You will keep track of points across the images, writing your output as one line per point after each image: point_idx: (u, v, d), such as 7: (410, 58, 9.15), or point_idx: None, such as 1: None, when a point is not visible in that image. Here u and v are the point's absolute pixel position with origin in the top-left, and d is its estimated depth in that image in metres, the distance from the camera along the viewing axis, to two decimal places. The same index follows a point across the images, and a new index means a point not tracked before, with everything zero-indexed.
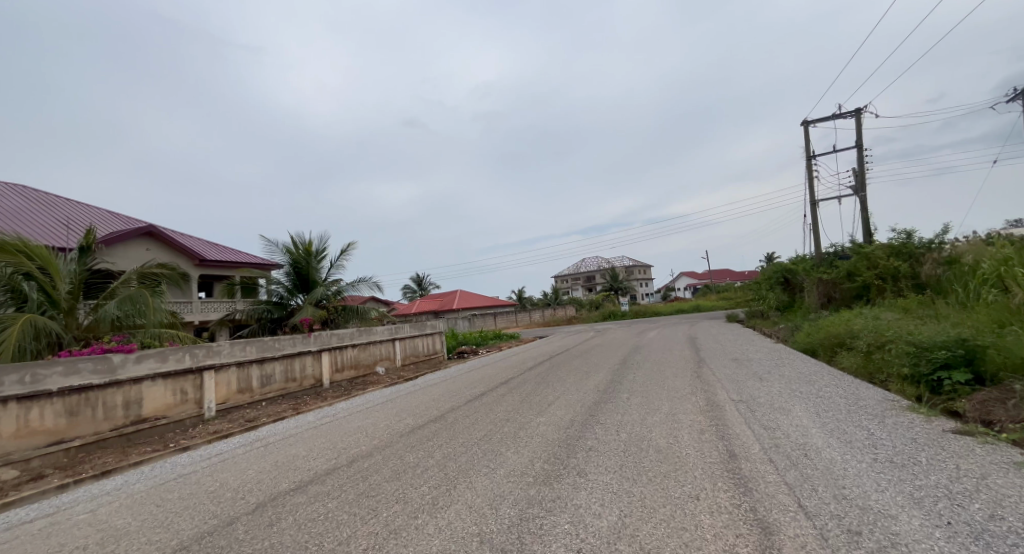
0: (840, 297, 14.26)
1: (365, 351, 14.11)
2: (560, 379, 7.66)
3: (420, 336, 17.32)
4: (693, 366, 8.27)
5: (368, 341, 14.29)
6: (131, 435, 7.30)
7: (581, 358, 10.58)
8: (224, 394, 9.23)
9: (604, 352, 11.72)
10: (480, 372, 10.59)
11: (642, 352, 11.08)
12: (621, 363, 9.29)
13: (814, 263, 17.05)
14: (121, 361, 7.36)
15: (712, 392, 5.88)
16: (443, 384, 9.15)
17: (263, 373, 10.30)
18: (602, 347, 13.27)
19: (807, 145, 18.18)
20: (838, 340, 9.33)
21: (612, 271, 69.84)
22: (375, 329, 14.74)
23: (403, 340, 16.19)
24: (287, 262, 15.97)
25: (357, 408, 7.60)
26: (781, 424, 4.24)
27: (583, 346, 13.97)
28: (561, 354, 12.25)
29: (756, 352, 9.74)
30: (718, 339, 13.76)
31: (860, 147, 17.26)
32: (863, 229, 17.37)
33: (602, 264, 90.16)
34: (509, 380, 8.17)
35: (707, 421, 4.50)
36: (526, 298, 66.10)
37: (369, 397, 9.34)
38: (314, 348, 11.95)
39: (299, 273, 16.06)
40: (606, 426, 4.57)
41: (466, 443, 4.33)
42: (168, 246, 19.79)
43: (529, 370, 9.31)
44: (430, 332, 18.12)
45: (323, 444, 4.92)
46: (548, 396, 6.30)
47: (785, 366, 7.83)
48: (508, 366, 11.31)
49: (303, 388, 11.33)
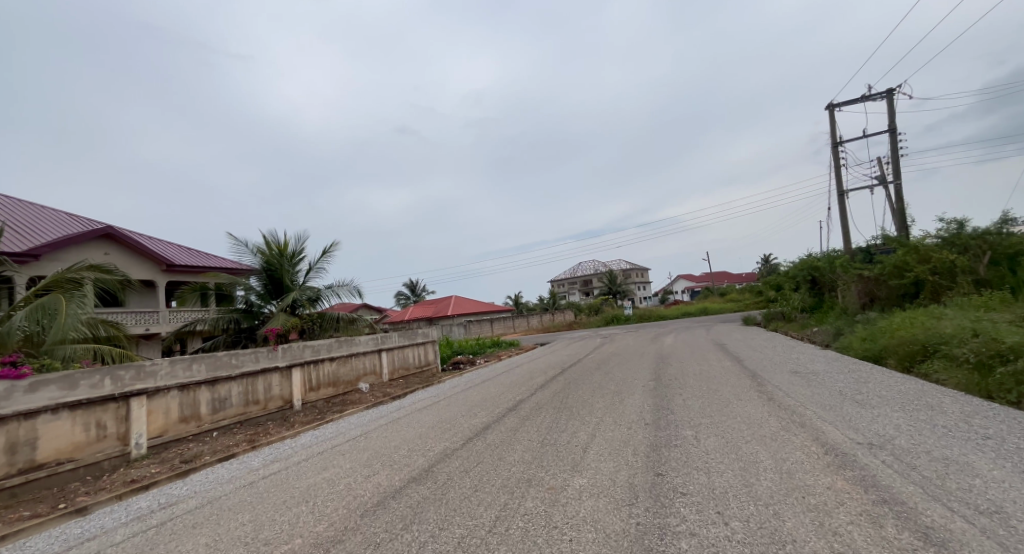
0: (885, 297, 12.70)
1: (346, 365, 12.29)
2: (586, 405, 5.90)
3: (410, 347, 15.51)
4: (750, 383, 6.52)
5: (350, 354, 12.49)
6: (16, 490, 5.40)
7: (599, 373, 8.79)
8: (160, 425, 7.37)
9: (626, 363, 9.94)
10: (480, 390, 8.81)
11: (671, 363, 9.31)
12: (653, 378, 7.55)
13: (846, 259, 15.43)
14: (5, 391, 5.48)
15: (811, 428, 4.15)
16: (434, 409, 7.36)
17: (215, 397, 8.45)
18: (620, 357, 11.50)
19: (833, 131, 16.61)
20: (919, 347, 7.63)
21: (610, 275, 68.25)
22: (357, 339, 12.91)
23: (391, 351, 14.37)
24: (259, 265, 14.16)
25: (320, 447, 5.77)
26: (1001, 502, 2.50)
27: (596, 356, 12.23)
28: (574, 366, 10.48)
29: (816, 363, 8.01)
30: (751, 345, 12.05)
31: (893, 131, 15.68)
32: (898, 221, 15.78)
33: (599, 268, 88.67)
34: (517, 406, 6.40)
35: (862, 491, 2.74)
36: (523, 303, 64.31)
37: (342, 426, 7.53)
38: (282, 364, 10.12)
39: (272, 277, 14.25)
40: (695, 502, 2.80)
41: (468, 541, 2.56)
42: (131, 250, 17.95)
43: (540, 389, 7.55)
44: (421, 341, 16.30)
45: (240, 532, 3.11)
46: (579, 435, 4.53)
47: (872, 383, 6.10)
48: (514, 381, 9.50)
49: (267, 412, 9.50)
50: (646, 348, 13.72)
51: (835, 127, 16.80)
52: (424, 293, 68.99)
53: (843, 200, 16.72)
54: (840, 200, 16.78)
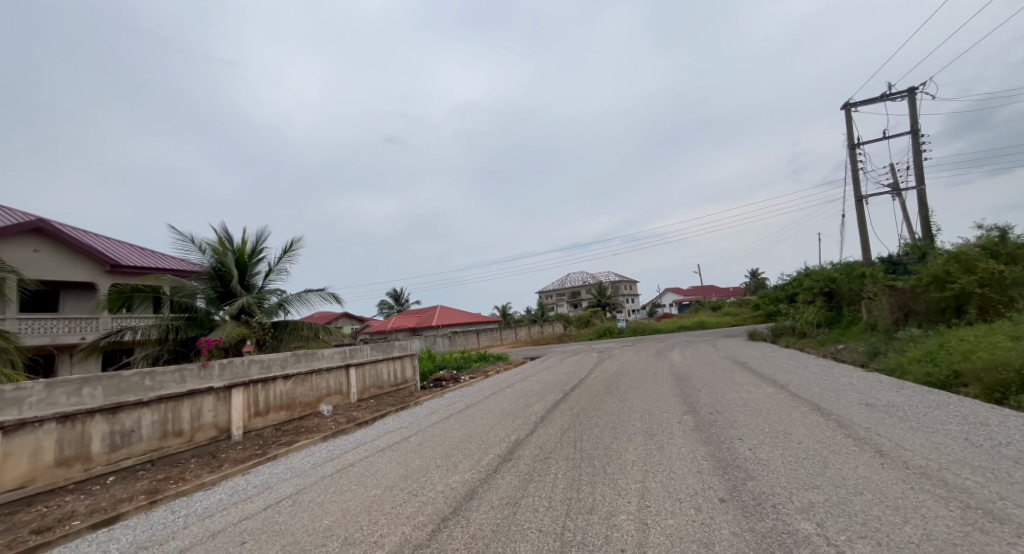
0: (922, 311, 11.28)
1: (304, 384, 10.36)
2: (612, 457, 4.14)
3: (384, 362, 13.61)
4: (826, 421, 4.85)
5: (310, 370, 10.56)
6: None
7: (612, 400, 7.05)
8: (24, 473, 5.35)
9: (643, 387, 8.23)
10: (462, 421, 6.99)
11: (697, 388, 7.64)
12: (687, 410, 5.84)
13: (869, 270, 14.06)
14: None
15: (1019, 523, 2.45)
16: (398, 452, 5.49)
17: (115, 429, 6.49)
18: (630, 378, 9.79)
19: (849, 132, 15.31)
20: (1015, 375, 6.05)
21: (599, 286, 67.07)
22: (319, 353, 10.99)
23: (361, 367, 12.45)
24: (210, 265, 12.26)
25: (219, 521, 3.87)
26: None
27: (600, 376, 10.51)
28: (576, 389, 8.73)
29: (884, 393, 6.39)
30: (777, 366, 10.50)
31: (916, 132, 14.40)
32: (922, 229, 14.48)
33: (588, 280, 87.54)
34: (510, 454, 4.59)
35: None
36: (510, 314, 62.47)
37: (275, 473, 5.60)
38: (219, 385, 8.19)
39: (225, 279, 12.36)
40: None
41: None
42: (69, 248, 15.82)
43: (541, 424, 5.80)
44: (397, 356, 14.37)
45: None
46: (621, 526, 2.77)
47: (998, 427, 4.45)
48: (506, 408, 7.71)
49: (192, 446, 7.54)
50: (657, 366, 12.05)
51: (851, 128, 15.55)
52: (408, 302, 66.79)
53: (860, 206, 15.41)
54: (856, 206, 15.46)
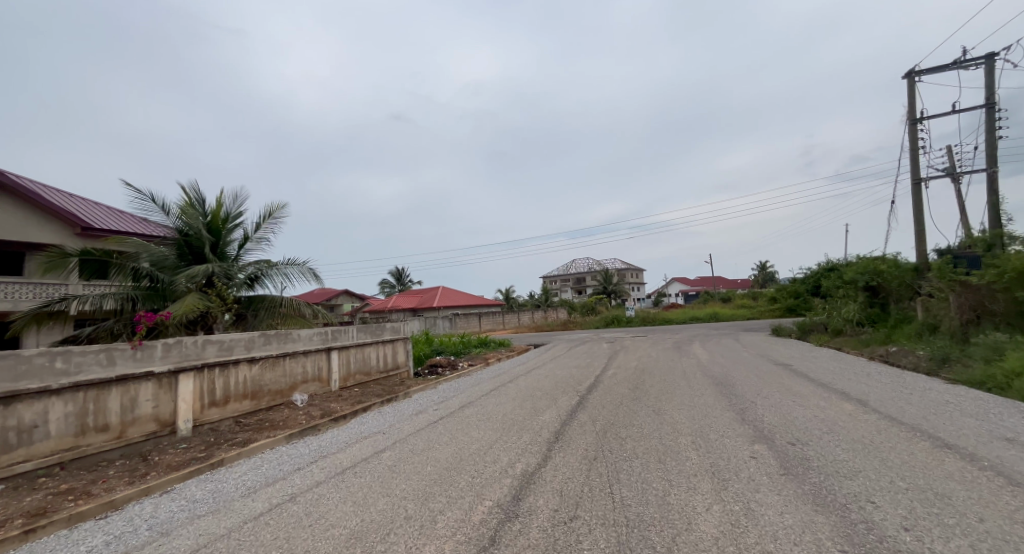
0: (999, 312, 9.74)
1: (275, 369, 8.91)
2: (681, 529, 2.61)
3: (374, 345, 12.18)
4: (983, 471, 3.30)
5: (283, 353, 9.11)
6: None
7: (645, 412, 5.55)
8: None
9: (677, 392, 6.76)
10: (452, 431, 5.49)
11: (748, 398, 6.12)
12: (756, 437, 4.31)
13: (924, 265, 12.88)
14: None
15: None
16: (360, 480, 3.98)
17: (9, 425, 5.01)
18: (656, 377, 8.31)
19: (911, 106, 13.78)
20: None
21: (607, 273, 65.44)
22: (295, 333, 9.52)
23: (345, 350, 11.00)
24: (175, 229, 10.69)
25: None
26: None
27: (620, 373, 9.03)
28: (594, 391, 7.26)
29: (1012, 418, 4.85)
30: (827, 370, 9.01)
31: (992, 106, 12.71)
32: (990, 220, 12.74)
33: (594, 266, 85.85)
34: (517, 506, 3.07)
35: None
36: (514, 298, 61.16)
37: (190, 502, 4.09)
38: (161, 369, 6.71)
39: (192, 245, 10.81)
40: None
41: None
42: (35, 205, 14.42)
43: (556, 448, 4.30)
44: (389, 339, 12.90)
45: None
46: None
47: None
48: (512, 411, 6.26)
49: (123, 444, 6.09)
50: (682, 363, 10.59)
51: (913, 99, 13.72)
52: (411, 282, 65.53)
53: (918, 190, 13.87)
54: (914, 189, 13.92)
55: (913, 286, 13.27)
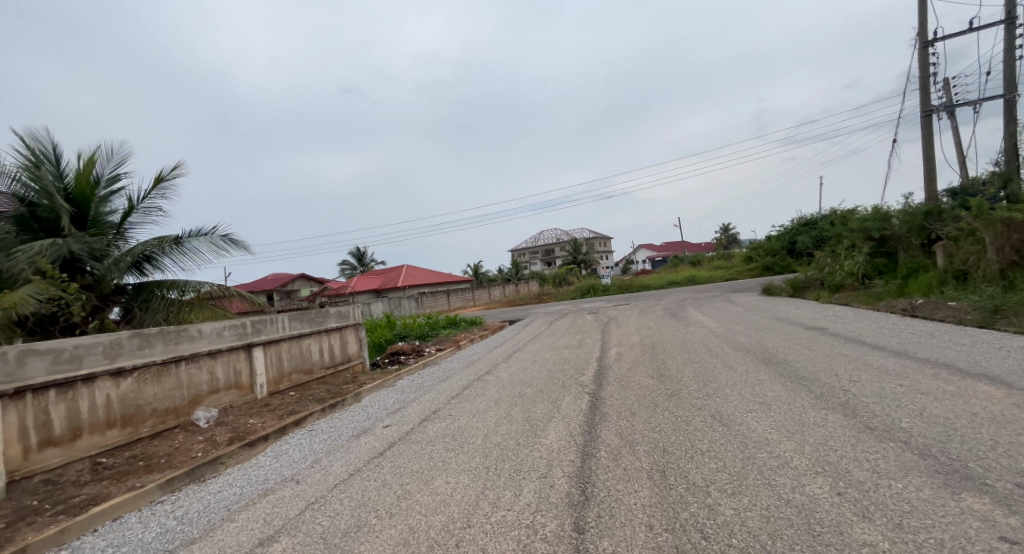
0: None
1: (163, 380, 6.39)
2: None
3: (315, 336, 9.76)
4: None
5: (174, 358, 6.60)
6: None
7: (713, 428, 3.46)
8: None
9: (728, 383, 4.74)
10: (405, 483, 3.27)
11: (840, 387, 4.19)
12: (986, 481, 2.26)
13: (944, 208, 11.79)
14: None
15: None
16: None
17: None
18: (678, 358, 6.40)
19: (921, 31, 12.97)
20: None
21: (576, 243, 64.20)
22: (194, 329, 7.00)
23: (275, 346, 8.54)
24: (12, 195, 7.83)
25: None
26: None
27: (628, 356, 7.03)
28: (609, 387, 5.19)
29: None
30: (873, 331, 7.38)
31: (1013, 21, 11.78)
32: (1005, 155, 11.75)
33: (562, 237, 84.60)
34: None
35: None
36: (483, 273, 59.21)
37: None
38: None
39: (41, 216, 8.00)
40: None
41: None
42: None
43: (609, 543, 2.12)
44: (335, 328, 10.52)
45: None
46: None
47: None
48: (501, 426, 4.26)
49: None
50: (695, 334, 8.74)
51: (926, 19, 12.68)
52: (374, 262, 62.04)
53: (928, 123, 12.94)
54: (923, 122, 12.92)
55: (931, 229, 12.18)
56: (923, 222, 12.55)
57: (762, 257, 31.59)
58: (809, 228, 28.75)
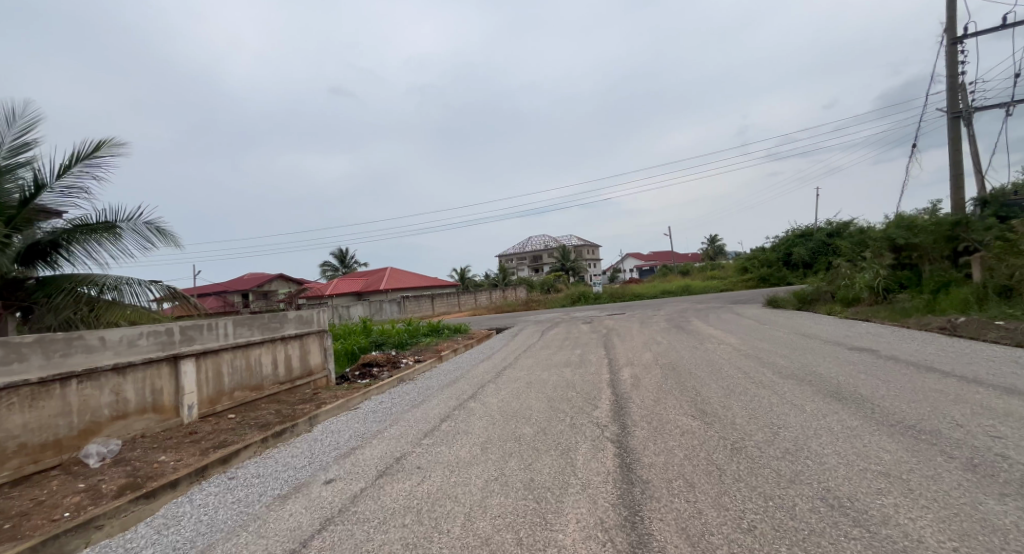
0: None
1: (43, 403, 4.63)
2: None
3: (267, 345, 8.11)
4: None
5: (67, 373, 4.86)
6: None
7: (899, 546, 1.93)
8: None
9: (828, 436, 3.26)
10: None
11: (987, 449, 2.89)
12: None
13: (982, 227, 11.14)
14: None
15: None
16: None
17: None
18: (719, 389, 4.96)
19: (949, 27, 12.28)
20: None
21: (564, 249, 63.40)
22: (96, 337, 5.26)
23: (214, 357, 6.89)
24: None
25: None
26: None
27: (651, 382, 5.57)
28: (646, 435, 3.70)
29: None
30: (935, 355, 6.18)
31: None
32: None
33: (550, 245, 83.82)
34: None
35: None
36: (470, 278, 57.74)
37: None
38: None
39: None
40: None
41: None
42: None
43: None
44: (295, 336, 8.93)
45: None
46: None
47: None
48: (498, 496, 2.89)
49: None
50: (720, 353, 7.36)
51: (955, 16, 12.09)
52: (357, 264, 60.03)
53: (955, 125, 12.32)
54: (950, 125, 12.32)
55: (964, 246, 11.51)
56: (950, 232, 11.93)
57: (755, 267, 30.92)
58: (805, 241, 29.04)
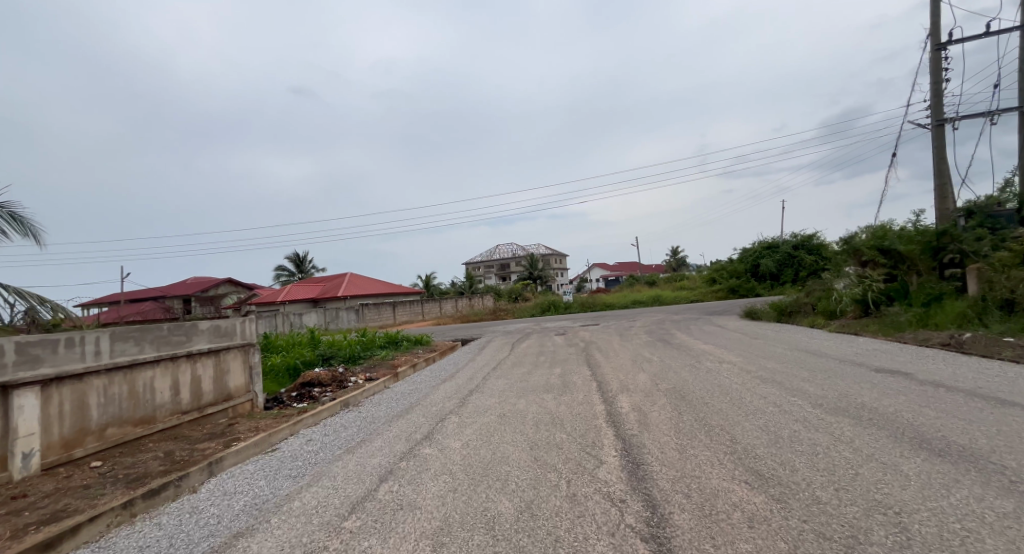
0: None
1: None
2: None
3: (162, 365, 6.27)
4: None
5: None
6: None
7: None
8: None
9: (999, 540, 1.99)
10: None
11: None
12: None
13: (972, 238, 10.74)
14: None
15: None
16: None
17: None
18: (759, 432, 3.72)
19: (933, 32, 11.95)
20: None
21: (532, 258, 62.60)
22: None
23: (72, 384, 5.05)
24: None
25: None
26: None
27: (663, 420, 4.27)
28: (694, 526, 2.35)
29: None
30: (983, 380, 5.19)
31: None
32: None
33: (517, 253, 82.91)
34: None
35: None
36: (435, 285, 55.79)
37: None
38: None
39: None
40: None
41: None
42: None
43: None
44: (207, 352, 7.11)
45: None
46: None
47: None
48: None
49: None
50: (728, 375, 6.18)
51: (938, 23, 11.91)
52: (314, 269, 56.77)
53: (939, 133, 11.97)
54: (934, 132, 11.96)
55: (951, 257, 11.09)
56: (935, 242, 11.47)
57: (725, 278, 30.67)
58: (772, 253, 29.37)
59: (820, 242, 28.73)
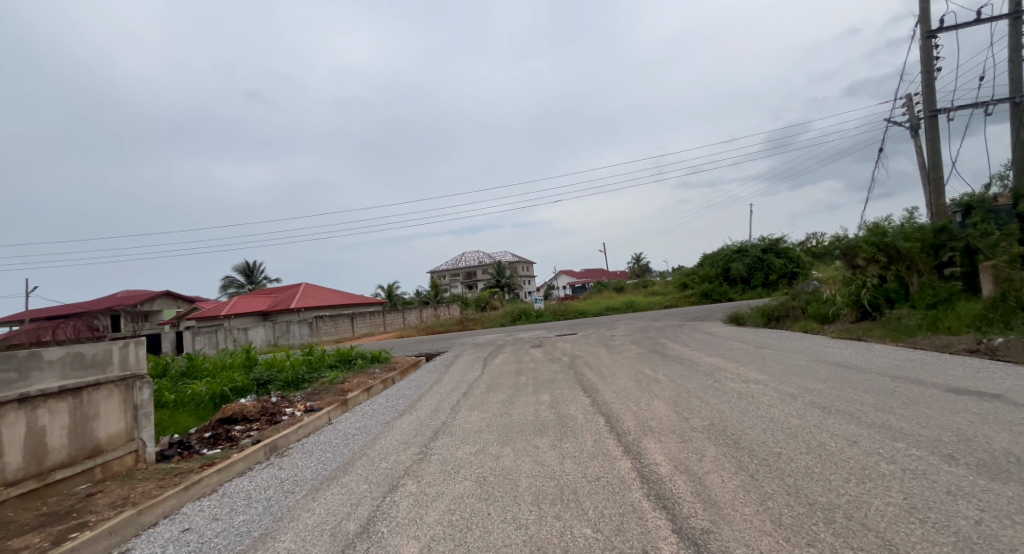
0: None
1: None
2: None
3: None
4: None
5: None
6: None
7: None
8: None
9: None
10: None
11: None
12: None
13: (977, 235, 10.06)
14: None
15: None
16: None
17: None
18: (919, 524, 2.23)
19: (923, 19, 11.36)
20: None
21: (498, 265, 60.92)
22: None
23: None
24: None
25: None
26: None
27: (745, 498, 2.67)
28: None
29: None
30: None
31: (1017, 16, 10.72)
32: None
33: (483, 260, 81.21)
34: None
35: None
36: (399, 294, 53.18)
37: None
38: None
39: None
40: None
41: None
42: None
43: None
44: (60, 391, 5.02)
45: None
46: None
47: None
48: None
49: None
50: (776, 404, 4.71)
51: (929, 10, 11.37)
52: (267, 279, 52.97)
53: (933, 125, 11.33)
54: (929, 124, 11.32)
55: (954, 255, 10.39)
56: (934, 239, 10.73)
57: (697, 282, 30.12)
58: (742, 256, 29.20)
59: (788, 245, 28.82)
